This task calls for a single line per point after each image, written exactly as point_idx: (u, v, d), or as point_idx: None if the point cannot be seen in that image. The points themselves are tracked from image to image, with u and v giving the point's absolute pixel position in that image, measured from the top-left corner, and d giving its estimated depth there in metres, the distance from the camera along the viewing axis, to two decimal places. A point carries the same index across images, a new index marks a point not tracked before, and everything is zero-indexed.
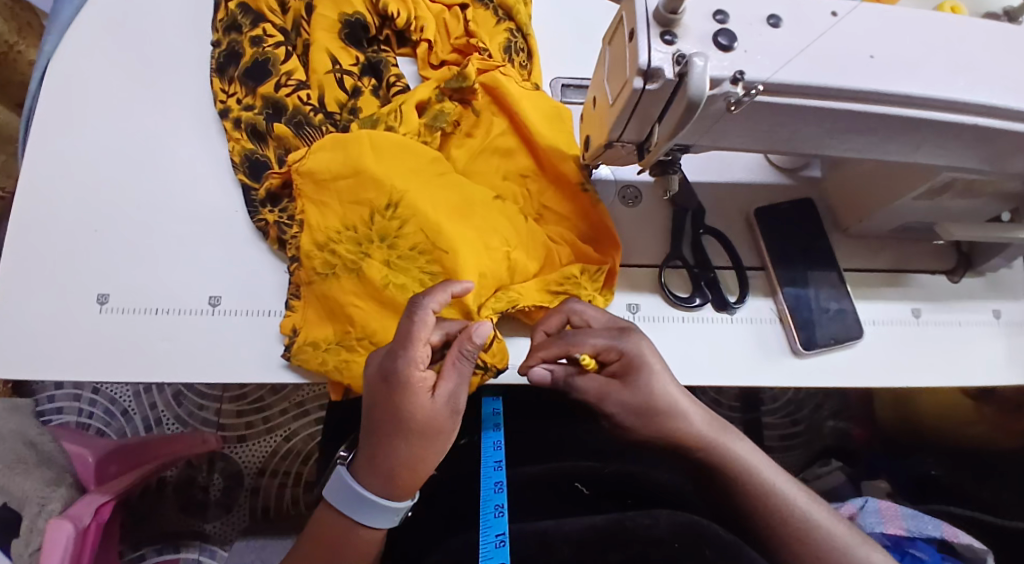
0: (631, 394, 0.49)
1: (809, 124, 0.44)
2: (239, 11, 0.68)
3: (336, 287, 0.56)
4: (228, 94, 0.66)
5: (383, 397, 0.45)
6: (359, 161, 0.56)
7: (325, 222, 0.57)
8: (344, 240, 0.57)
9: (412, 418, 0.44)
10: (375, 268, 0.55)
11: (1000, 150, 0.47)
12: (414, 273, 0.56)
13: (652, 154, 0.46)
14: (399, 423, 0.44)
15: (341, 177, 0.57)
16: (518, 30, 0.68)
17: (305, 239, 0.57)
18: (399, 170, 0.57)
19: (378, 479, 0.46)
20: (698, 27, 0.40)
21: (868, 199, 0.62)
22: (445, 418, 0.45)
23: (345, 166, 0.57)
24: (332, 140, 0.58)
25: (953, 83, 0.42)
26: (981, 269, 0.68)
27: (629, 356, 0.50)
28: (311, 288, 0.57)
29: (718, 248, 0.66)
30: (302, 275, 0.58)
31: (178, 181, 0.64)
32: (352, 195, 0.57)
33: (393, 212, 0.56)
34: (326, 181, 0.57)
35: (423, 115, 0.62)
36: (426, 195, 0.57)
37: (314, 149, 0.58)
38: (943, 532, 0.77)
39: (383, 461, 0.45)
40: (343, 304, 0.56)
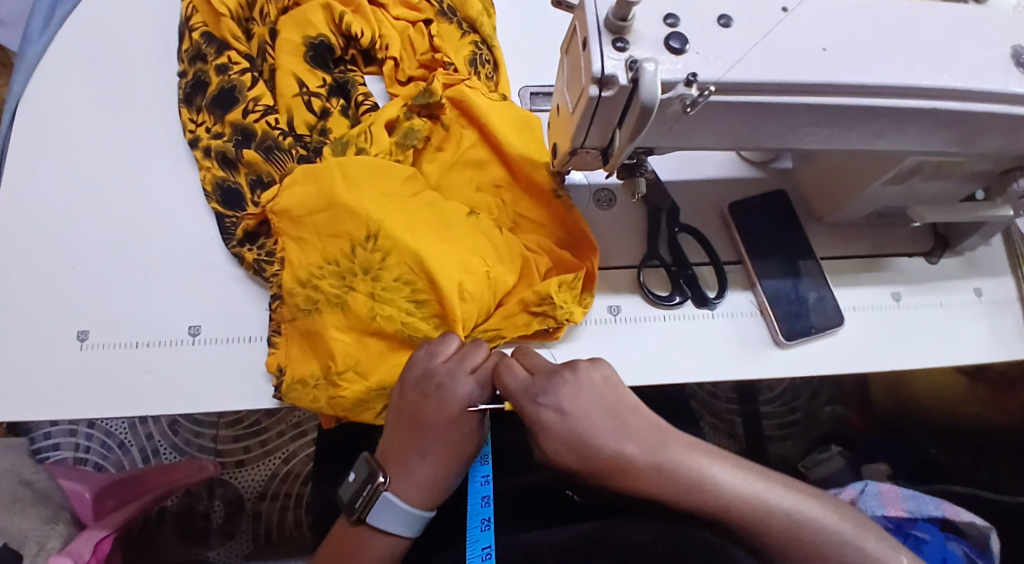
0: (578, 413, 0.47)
1: (769, 119, 0.45)
2: (204, 41, 0.68)
3: (319, 321, 0.55)
4: (196, 124, 0.66)
5: (439, 421, 0.49)
6: (333, 194, 0.56)
7: (308, 256, 0.57)
8: (325, 275, 0.56)
9: (469, 440, 0.50)
10: (357, 298, 0.55)
11: (962, 132, 0.48)
12: (398, 303, 0.55)
13: (616, 158, 0.46)
14: (456, 446, 0.50)
15: (317, 211, 0.57)
16: (483, 42, 0.69)
17: (287, 274, 0.57)
18: (374, 197, 0.57)
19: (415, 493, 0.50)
20: (649, 32, 0.40)
21: (839, 187, 0.63)
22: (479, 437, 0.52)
23: (320, 200, 0.57)
24: (304, 173, 0.58)
25: (907, 71, 0.42)
26: (958, 249, 0.69)
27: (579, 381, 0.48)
28: (298, 324, 0.57)
29: (694, 245, 0.67)
30: (287, 312, 0.57)
31: (152, 212, 0.64)
32: (330, 228, 0.56)
33: (371, 240, 0.55)
34: (302, 217, 0.57)
35: (393, 134, 0.63)
36: (400, 219, 0.56)
37: (288, 185, 0.58)
38: (945, 512, 0.77)
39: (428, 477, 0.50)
40: (325, 339, 0.55)
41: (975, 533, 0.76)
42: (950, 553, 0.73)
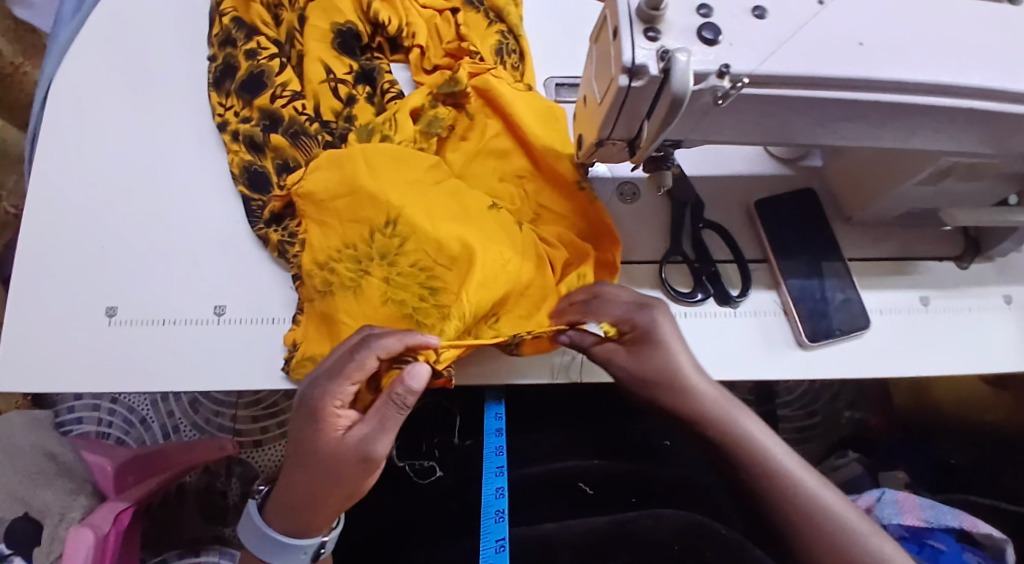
0: (632, 360, 0.53)
1: (802, 114, 0.44)
2: (233, 26, 0.69)
3: (335, 302, 0.56)
4: (224, 108, 0.67)
5: (301, 430, 0.47)
6: (356, 179, 0.56)
7: (325, 240, 0.58)
8: (343, 259, 0.56)
9: (328, 463, 0.45)
10: (373, 283, 0.55)
11: (999, 132, 0.46)
12: (414, 289, 0.55)
13: (643, 150, 0.46)
14: (315, 467, 0.46)
15: (338, 195, 0.57)
16: (510, 32, 0.68)
17: (306, 257, 0.58)
18: (395, 182, 0.57)
19: (283, 511, 0.49)
20: (682, 22, 0.40)
21: (868, 187, 0.62)
22: (353, 466, 0.45)
23: (342, 185, 0.57)
24: (329, 158, 0.59)
25: (945, 68, 0.41)
26: (990, 254, 0.67)
27: (643, 327, 0.53)
28: (314, 304, 0.58)
29: (717, 242, 0.66)
30: (305, 293, 0.58)
31: (180, 193, 0.65)
32: (351, 213, 0.57)
33: (389, 226, 0.56)
34: (324, 201, 0.58)
35: (417, 122, 0.63)
36: (418, 206, 0.57)
37: (312, 169, 0.59)
38: (963, 523, 0.75)
39: (293, 497, 0.47)
40: (338, 322, 0.55)
41: (994, 545, 0.74)
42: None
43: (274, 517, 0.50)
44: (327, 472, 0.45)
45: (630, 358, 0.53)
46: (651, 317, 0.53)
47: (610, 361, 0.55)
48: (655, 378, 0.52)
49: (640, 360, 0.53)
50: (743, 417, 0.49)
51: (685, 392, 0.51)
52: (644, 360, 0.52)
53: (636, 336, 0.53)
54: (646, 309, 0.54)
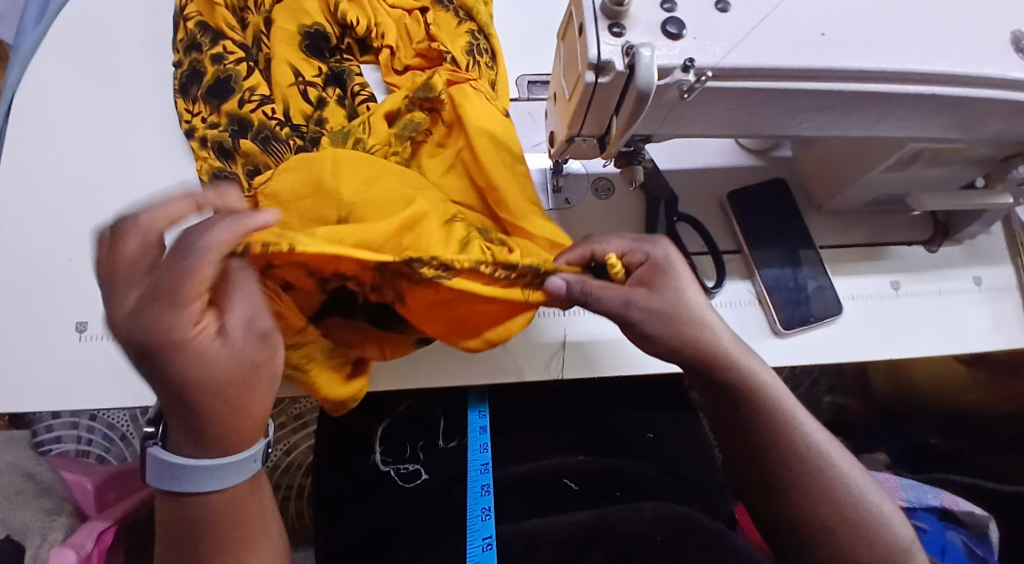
0: (655, 297, 0.48)
1: (767, 106, 0.44)
2: (198, 30, 0.67)
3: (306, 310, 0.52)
4: (192, 114, 0.66)
5: (170, 358, 0.36)
6: (318, 178, 0.54)
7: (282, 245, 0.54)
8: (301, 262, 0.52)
9: (222, 374, 0.37)
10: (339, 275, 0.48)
11: (963, 116, 0.47)
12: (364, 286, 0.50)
13: (613, 145, 0.46)
14: (207, 385, 0.37)
15: (301, 197, 0.54)
16: (481, 31, 0.68)
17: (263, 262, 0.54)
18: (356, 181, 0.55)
19: (205, 440, 0.40)
20: (646, 17, 0.40)
21: (838, 175, 0.63)
22: (246, 368, 0.39)
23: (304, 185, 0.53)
24: (295, 161, 0.56)
25: (906, 55, 0.42)
26: (958, 237, 0.69)
27: (656, 260, 0.50)
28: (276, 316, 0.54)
29: (692, 234, 0.66)
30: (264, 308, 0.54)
31: (149, 203, 0.64)
32: (312, 214, 0.54)
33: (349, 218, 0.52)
34: (286, 203, 0.54)
35: (393, 125, 0.62)
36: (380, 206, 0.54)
37: (279, 172, 0.56)
38: (944, 501, 0.77)
39: (221, 419, 0.39)
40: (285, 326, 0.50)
41: (975, 522, 0.76)
42: (948, 542, 0.74)
43: (190, 448, 0.40)
44: (190, 381, 0.37)
45: (652, 294, 0.49)
46: (663, 252, 0.50)
47: (629, 305, 0.48)
48: (679, 310, 0.48)
49: (662, 296, 0.48)
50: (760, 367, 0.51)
51: (701, 332, 0.49)
52: (664, 291, 0.48)
53: (650, 269, 0.50)
54: (655, 242, 0.51)
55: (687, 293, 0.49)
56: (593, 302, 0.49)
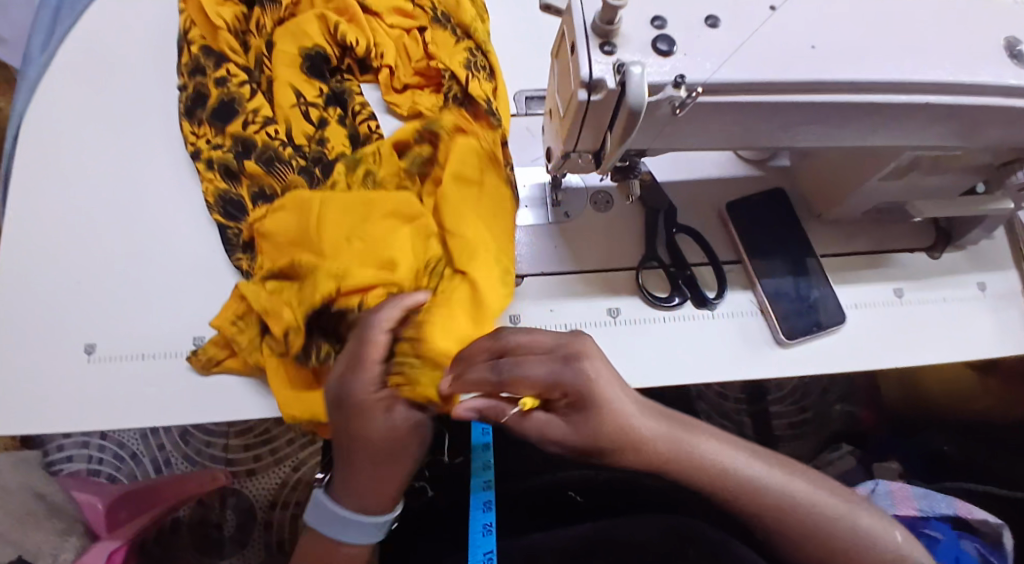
0: (571, 430, 0.41)
1: (761, 118, 0.45)
2: (202, 55, 0.69)
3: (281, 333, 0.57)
4: (197, 136, 0.67)
5: (343, 420, 0.48)
6: (309, 217, 0.58)
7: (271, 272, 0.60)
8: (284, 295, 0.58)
9: (382, 443, 0.48)
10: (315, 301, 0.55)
11: (959, 125, 0.47)
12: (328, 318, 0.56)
13: (608, 161, 0.46)
14: (365, 451, 0.48)
15: (293, 237, 0.59)
16: (478, 48, 0.69)
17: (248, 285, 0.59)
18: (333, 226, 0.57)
19: (348, 495, 0.51)
20: (637, 35, 0.40)
21: (836, 185, 0.63)
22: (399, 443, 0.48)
23: (297, 228, 0.58)
24: (291, 202, 0.59)
25: (898, 65, 0.42)
26: (961, 243, 0.68)
27: (578, 387, 0.40)
28: (262, 335, 0.59)
29: (693, 246, 0.66)
30: (248, 327, 0.59)
31: (155, 225, 0.65)
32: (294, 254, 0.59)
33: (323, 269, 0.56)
34: (282, 244, 0.59)
35: (403, 158, 0.64)
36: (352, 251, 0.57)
37: (275, 210, 0.60)
38: (958, 510, 0.76)
39: (357, 481, 0.50)
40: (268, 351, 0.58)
41: (991, 531, 0.74)
42: (962, 551, 0.73)
43: (341, 499, 0.51)
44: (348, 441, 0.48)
45: (569, 426, 0.41)
46: (583, 375, 0.40)
47: (526, 419, 0.42)
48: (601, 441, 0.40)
49: (580, 428, 0.41)
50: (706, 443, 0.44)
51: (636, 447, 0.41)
52: (585, 428, 0.40)
53: (571, 400, 0.41)
54: (584, 342, 0.43)
55: (617, 408, 0.41)
56: (503, 404, 0.41)
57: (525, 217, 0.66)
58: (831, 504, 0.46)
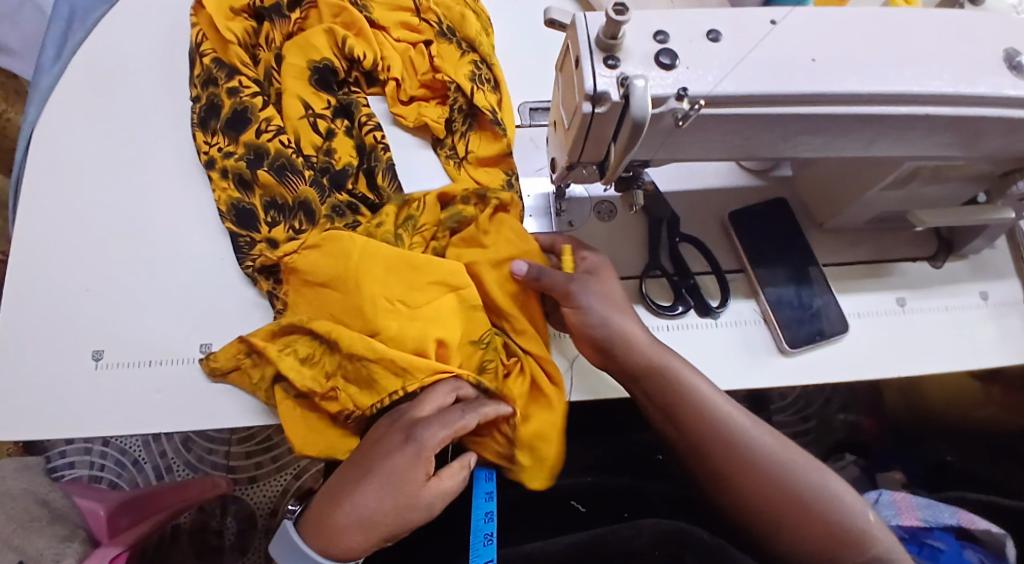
0: (595, 290, 0.56)
1: (761, 130, 0.45)
2: (215, 66, 0.70)
3: (330, 394, 0.56)
4: (211, 145, 0.68)
5: (390, 454, 0.49)
6: (349, 269, 0.57)
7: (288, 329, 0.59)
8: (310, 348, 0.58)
9: (409, 500, 0.48)
10: (384, 379, 0.54)
11: (959, 135, 0.48)
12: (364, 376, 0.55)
13: (612, 172, 0.47)
14: (388, 493, 0.48)
15: (325, 283, 0.58)
16: (482, 61, 0.70)
17: (271, 350, 0.57)
18: (379, 300, 0.56)
19: (326, 534, 0.48)
20: (640, 48, 0.41)
21: (837, 195, 0.63)
22: (423, 512, 0.49)
23: (332, 274, 0.58)
24: (324, 243, 0.59)
25: (896, 78, 0.43)
26: (962, 252, 0.69)
27: (598, 266, 0.58)
28: (276, 380, 0.59)
29: (696, 255, 0.67)
30: (263, 365, 0.59)
31: (164, 234, 0.66)
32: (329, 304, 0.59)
33: (382, 356, 0.54)
34: (311, 283, 0.59)
35: (444, 211, 0.63)
36: (398, 322, 0.56)
37: (308, 248, 0.59)
38: (960, 519, 0.76)
39: (346, 517, 0.47)
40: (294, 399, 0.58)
41: (992, 541, 0.74)
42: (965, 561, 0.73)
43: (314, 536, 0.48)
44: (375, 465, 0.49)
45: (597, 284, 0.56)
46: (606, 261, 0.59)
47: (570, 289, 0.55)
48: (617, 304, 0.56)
49: (604, 291, 0.56)
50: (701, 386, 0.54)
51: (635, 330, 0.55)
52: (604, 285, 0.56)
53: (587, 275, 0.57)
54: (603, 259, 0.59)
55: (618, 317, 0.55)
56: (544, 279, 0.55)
57: (529, 226, 0.67)
58: (799, 459, 0.51)
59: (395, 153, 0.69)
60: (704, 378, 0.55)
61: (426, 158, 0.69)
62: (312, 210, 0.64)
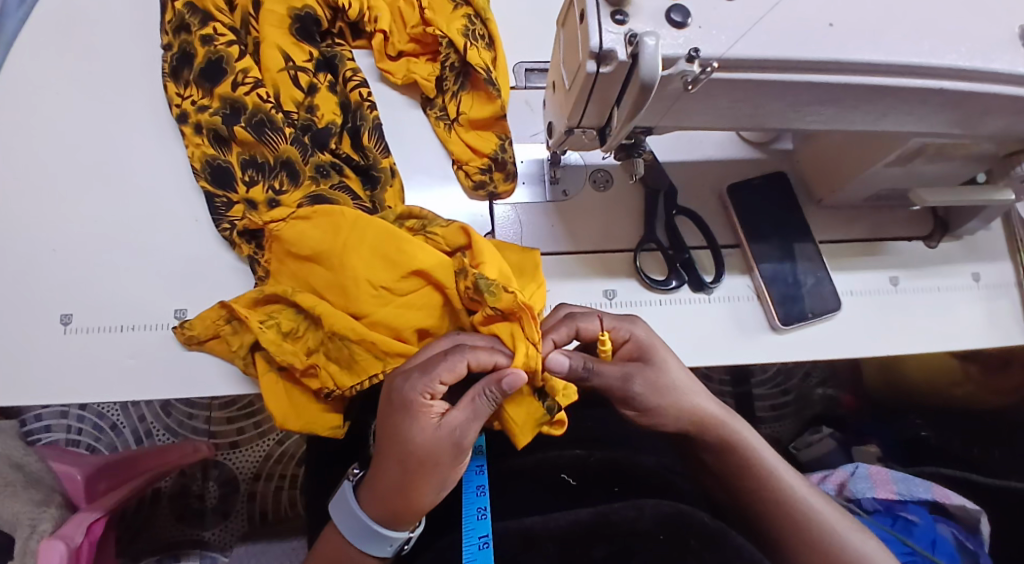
0: (654, 372, 0.48)
1: (769, 99, 0.43)
2: (186, 11, 0.65)
3: (312, 371, 0.55)
4: (183, 98, 0.64)
5: (393, 413, 0.45)
6: (337, 245, 0.54)
7: (271, 298, 0.57)
8: (291, 322, 0.56)
9: (419, 450, 0.43)
10: (365, 364, 0.54)
11: (972, 112, 0.46)
12: (343, 353, 0.54)
13: (613, 138, 0.45)
14: (400, 454, 0.44)
15: (310, 255, 0.55)
16: (477, 15, 0.65)
17: (253, 319, 0.55)
18: (363, 282, 0.53)
19: (371, 497, 0.47)
20: (650, 4, 0.38)
21: (839, 170, 0.62)
22: (446, 453, 0.43)
23: (318, 249, 0.55)
24: (314, 213, 0.56)
25: (914, 47, 0.40)
26: (958, 233, 0.68)
27: (640, 339, 0.50)
28: (255, 348, 0.57)
29: (691, 228, 0.65)
30: (242, 332, 0.57)
31: (135, 191, 0.62)
32: (311, 279, 0.56)
33: (364, 332, 0.53)
34: (297, 254, 0.56)
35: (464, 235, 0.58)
36: (379, 307, 0.54)
37: (296, 219, 0.56)
38: (935, 494, 0.78)
39: (381, 482, 0.46)
40: (271, 367, 0.56)
41: (965, 516, 0.76)
42: (938, 535, 0.75)
43: (363, 502, 0.48)
44: (385, 433, 0.46)
45: (649, 367, 0.48)
46: (648, 329, 0.51)
47: (629, 380, 0.48)
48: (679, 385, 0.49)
49: (658, 371, 0.48)
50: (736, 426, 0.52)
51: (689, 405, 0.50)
52: (662, 371, 0.48)
53: (637, 347, 0.50)
54: (635, 320, 0.51)
55: (677, 373, 0.49)
56: (594, 378, 0.47)
57: (521, 194, 0.65)
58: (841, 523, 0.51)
59: (381, 112, 0.66)
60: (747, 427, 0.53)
61: (414, 119, 0.66)
62: (295, 171, 0.61)
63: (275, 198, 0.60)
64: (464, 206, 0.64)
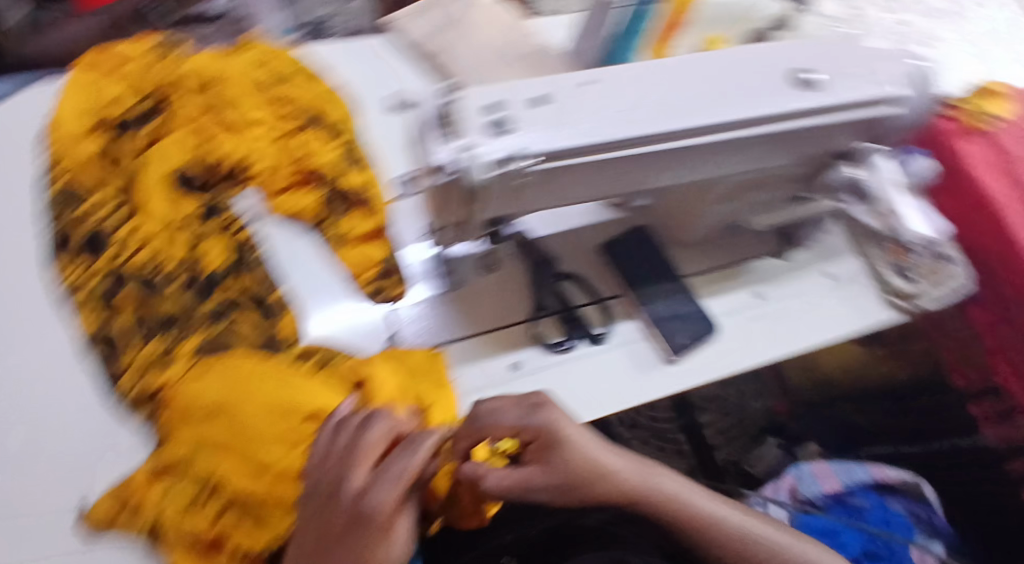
0: (551, 472, 0.49)
1: (600, 171, 0.51)
2: (74, 186, 0.70)
3: (220, 540, 0.53)
4: (70, 268, 0.66)
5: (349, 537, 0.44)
6: (229, 401, 0.55)
7: (168, 468, 0.56)
8: (187, 497, 0.54)
9: None
10: (275, 517, 0.54)
11: (761, 149, 0.56)
12: (253, 510, 0.54)
13: (475, 227, 0.53)
14: None
15: (206, 414, 0.55)
16: (348, 144, 0.75)
17: (149, 497, 0.54)
18: (266, 433, 0.54)
19: None
20: (478, 119, 0.46)
21: (692, 211, 0.68)
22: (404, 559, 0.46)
23: (213, 406, 0.55)
24: (209, 370, 0.58)
25: (694, 111, 0.50)
26: (800, 242, 0.78)
27: (541, 435, 0.50)
28: (153, 532, 0.54)
29: (577, 290, 0.72)
30: (137, 516, 0.54)
31: (22, 380, 0.60)
32: (205, 443, 0.55)
33: (271, 481, 0.53)
34: (194, 414, 0.56)
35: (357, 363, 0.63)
36: (284, 453, 0.54)
37: (195, 379, 0.58)
38: (873, 472, 0.88)
39: None
40: (172, 551, 0.53)
41: (908, 486, 0.86)
42: (890, 513, 0.84)
43: None
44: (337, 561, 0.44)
45: (546, 471, 0.49)
46: (549, 419, 0.51)
47: (527, 485, 0.49)
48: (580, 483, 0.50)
49: (557, 468, 0.49)
50: (659, 478, 0.54)
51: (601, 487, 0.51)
52: (558, 468, 0.49)
53: (540, 444, 0.50)
54: (540, 410, 0.51)
55: (583, 456, 0.50)
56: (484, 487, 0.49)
57: (417, 292, 0.69)
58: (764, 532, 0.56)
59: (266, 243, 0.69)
60: (671, 473, 0.56)
61: (304, 245, 0.70)
62: (189, 318, 0.63)
63: (169, 352, 0.61)
64: (364, 316, 0.67)
